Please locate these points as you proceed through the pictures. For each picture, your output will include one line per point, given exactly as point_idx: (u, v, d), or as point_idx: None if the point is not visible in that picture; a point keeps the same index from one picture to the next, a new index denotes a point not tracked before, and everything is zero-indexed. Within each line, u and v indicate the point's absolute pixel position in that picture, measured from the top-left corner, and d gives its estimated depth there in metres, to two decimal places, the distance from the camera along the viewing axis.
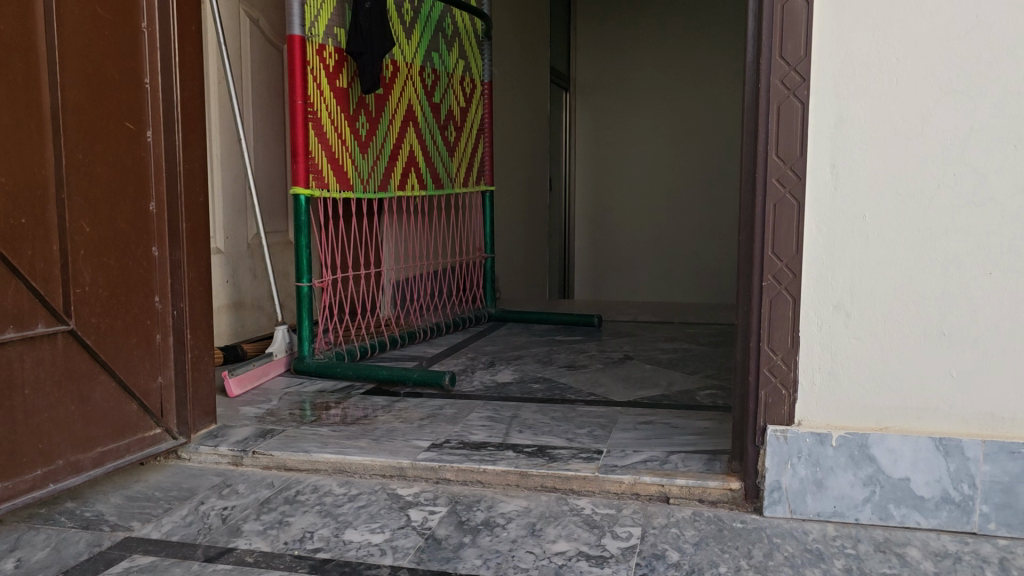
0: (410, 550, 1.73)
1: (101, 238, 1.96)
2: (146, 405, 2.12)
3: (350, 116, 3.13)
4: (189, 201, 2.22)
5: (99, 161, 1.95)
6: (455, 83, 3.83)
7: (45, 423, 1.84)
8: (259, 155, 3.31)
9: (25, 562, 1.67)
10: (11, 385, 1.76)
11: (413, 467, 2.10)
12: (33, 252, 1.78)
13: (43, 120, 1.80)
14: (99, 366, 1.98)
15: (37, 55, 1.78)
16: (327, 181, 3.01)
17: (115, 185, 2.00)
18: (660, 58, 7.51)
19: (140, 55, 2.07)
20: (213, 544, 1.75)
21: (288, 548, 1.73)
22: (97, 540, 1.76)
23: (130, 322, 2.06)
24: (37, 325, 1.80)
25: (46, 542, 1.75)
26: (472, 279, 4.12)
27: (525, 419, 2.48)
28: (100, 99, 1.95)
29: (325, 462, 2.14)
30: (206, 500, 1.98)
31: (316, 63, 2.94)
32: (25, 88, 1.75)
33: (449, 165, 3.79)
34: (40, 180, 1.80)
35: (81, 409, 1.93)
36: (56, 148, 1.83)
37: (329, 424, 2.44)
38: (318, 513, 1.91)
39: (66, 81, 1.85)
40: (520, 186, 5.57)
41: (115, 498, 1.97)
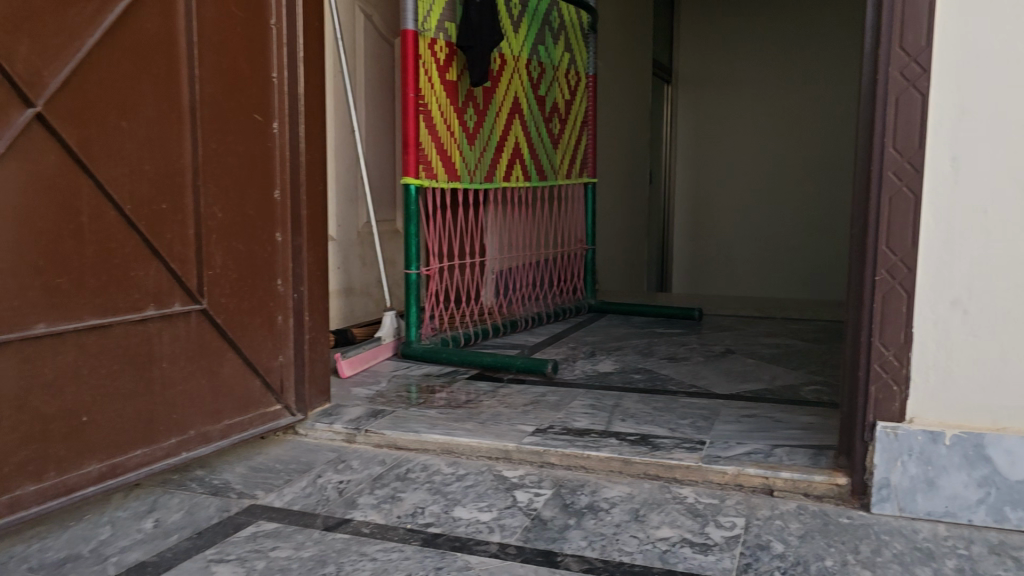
0: (517, 529, 1.79)
1: (231, 223, 2.08)
2: (268, 382, 2.24)
3: (458, 109, 3.21)
4: (309, 191, 2.33)
5: (230, 150, 2.07)
6: (560, 76, 3.88)
7: (180, 395, 1.97)
8: (370, 146, 3.43)
9: (163, 522, 1.78)
10: (152, 358, 1.89)
11: (518, 450, 2.16)
12: (172, 235, 1.91)
13: (182, 111, 1.93)
14: (227, 344, 2.10)
15: (178, 50, 1.91)
16: (435, 172, 3.10)
17: (245, 173, 2.12)
18: (766, 49, 7.34)
19: (269, 51, 2.18)
20: (331, 514, 1.85)
21: (401, 522, 1.81)
22: (226, 506, 1.87)
23: (255, 303, 2.18)
24: (174, 304, 1.94)
25: (180, 505, 1.87)
26: (573, 270, 4.16)
27: (626, 408, 2.51)
28: (232, 92, 2.07)
29: (434, 442, 2.22)
30: (323, 474, 2.08)
31: (428, 56, 3.03)
32: (167, 82, 1.88)
33: (552, 157, 3.84)
34: (179, 168, 1.92)
35: (210, 384, 2.06)
36: (194, 138, 1.95)
37: (436, 406, 2.53)
38: (428, 490, 1.99)
39: (203, 76, 1.97)
40: (620, 178, 5.57)
41: (240, 468, 2.10)
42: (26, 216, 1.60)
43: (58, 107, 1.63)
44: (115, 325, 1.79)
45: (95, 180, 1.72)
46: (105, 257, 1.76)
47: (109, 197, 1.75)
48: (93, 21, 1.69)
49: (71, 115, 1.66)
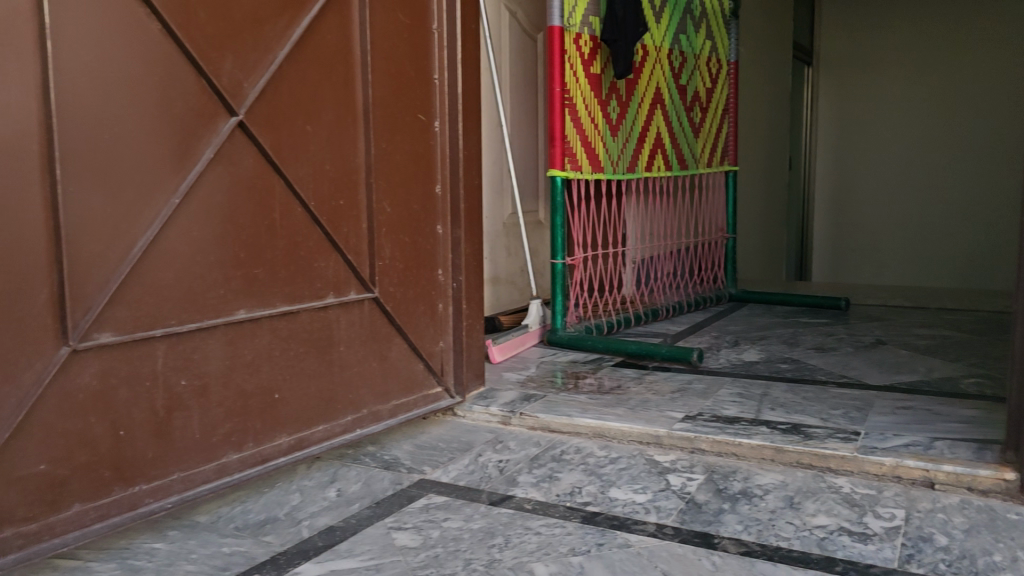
0: (673, 511, 1.85)
1: (399, 217, 2.23)
2: (430, 365, 2.39)
3: (603, 101, 3.27)
4: (467, 185, 2.46)
5: (398, 149, 2.22)
6: (702, 64, 3.88)
7: (355, 375, 2.14)
8: (516, 139, 3.54)
9: (344, 491, 1.95)
10: (332, 341, 2.06)
11: (669, 436, 2.21)
12: (348, 229, 2.07)
13: (357, 114, 2.08)
14: (395, 330, 2.26)
15: (353, 57, 2.06)
16: (580, 164, 3.17)
17: (410, 170, 2.26)
18: (916, 25, 7.00)
19: (431, 54, 2.32)
20: (495, 490, 1.97)
21: (561, 500, 1.91)
22: (398, 479, 2.02)
23: (419, 291, 2.33)
24: (350, 292, 2.10)
25: (358, 477, 2.03)
26: (713, 259, 4.16)
27: (775, 397, 2.52)
28: (400, 94, 2.21)
29: (586, 426, 2.30)
30: (483, 453, 2.21)
31: (574, 50, 3.10)
32: (345, 87, 2.03)
33: (693, 146, 3.85)
34: (354, 167, 2.08)
35: (380, 366, 2.22)
36: (367, 138, 2.10)
37: (585, 392, 2.61)
38: (583, 471, 2.08)
39: (376, 80, 2.12)
40: (760, 166, 5.48)
41: (407, 445, 2.25)
42: (230, 213, 1.78)
43: (255, 114, 1.80)
44: (301, 312, 1.96)
45: (286, 180, 1.89)
46: (293, 249, 1.93)
47: (296, 195, 1.92)
48: (283, 35, 1.85)
49: (266, 121, 1.83)
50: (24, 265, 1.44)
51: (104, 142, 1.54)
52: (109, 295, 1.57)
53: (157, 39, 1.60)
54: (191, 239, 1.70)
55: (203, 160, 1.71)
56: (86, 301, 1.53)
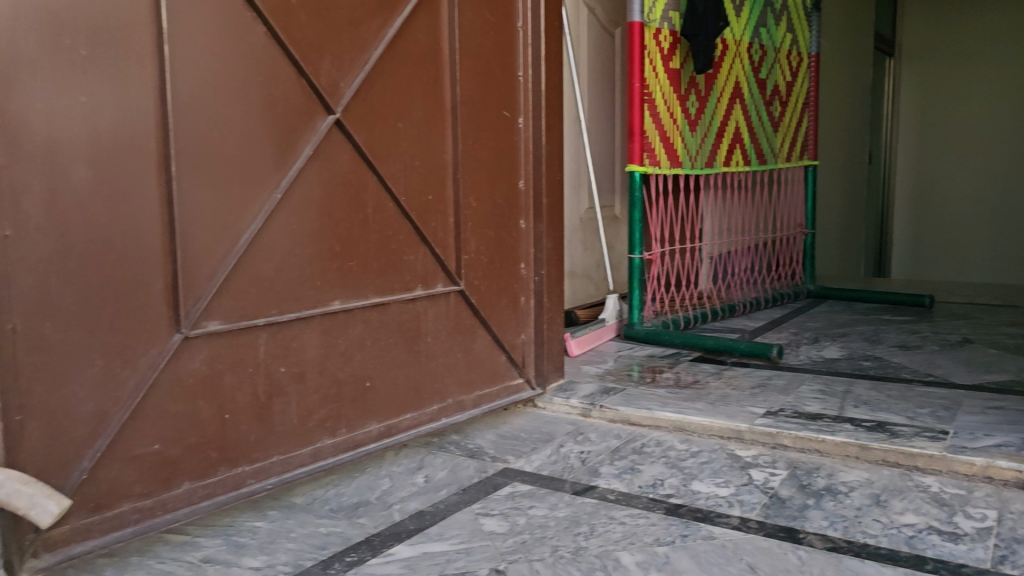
0: (756, 505, 1.85)
1: (484, 212, 2.28)
2: (512, 357, 2.44)
3: (682, 96, 3.27)
4: (549, 180, 2.50)
5: (484, 145, 2.26)
6: (782, 57, 3.83)
7: (441, 366, 2.20)
8: (594, 135, 3.56)
9: (432, 478, 2.01)
10: (420, 332, 2.13)
11: (750, 431, 2.22)
12: (436, 223, 2.13)
13: (445, 111, 2.13)
14: (479, 323, 2.31)
15: (442, 56, 2.11)
16: (659, 159, 3.18)
17: (495, 166, 2.31)
18: (1005, 13, 6.74)
19: (516, 52, 2.36)
20: (578, 480, 2.00)
21: (644, 491, 1.93)
22: (483, 467, 2.08)
23: (503, 284, 2.38)
24: (438, 285, 2.16)
25: (444, 464, 2.09)
26: (791, 255, 4.11)
27: (859, 395, 2.49)
28: (486, 91, 2.26)
29: (666, 420, 2.32)
30: (565, 444, 2.24)
31: (653, 46, 3.10)
32: (434, 85, 2.09)
33: (772, 140, 3.81)
34: (442, 162, 2.13)
35: (465, 357, 2.28)
36: (454, 135, 2.16)
37: (664, 386, 2.63)
38: (665, 464, 2.10)
39: (463, 78, 2.17)
40: (840, 160, 5.38)
41: (490, 435, 2.31)
42: (327, 207, 1.85)
43: (351, 113, 1.87)
44: (392, 304, 2.03)
45: (379, 177, 1.95)
46: (385, 243, 1.99)
47: (388, 191, 1.99)
48: (377, 36, 1.91)
49: (361, 120, 1.90)
50: (141, 256, 1.52)
51: (213, 140, 1.61)
52: (218, 285, 1.64)
53: (261, 42, 1.68)
54: (292, 233, 1.78)
55: (303, 157, 1.77)
56: (197, 290, 1.61)
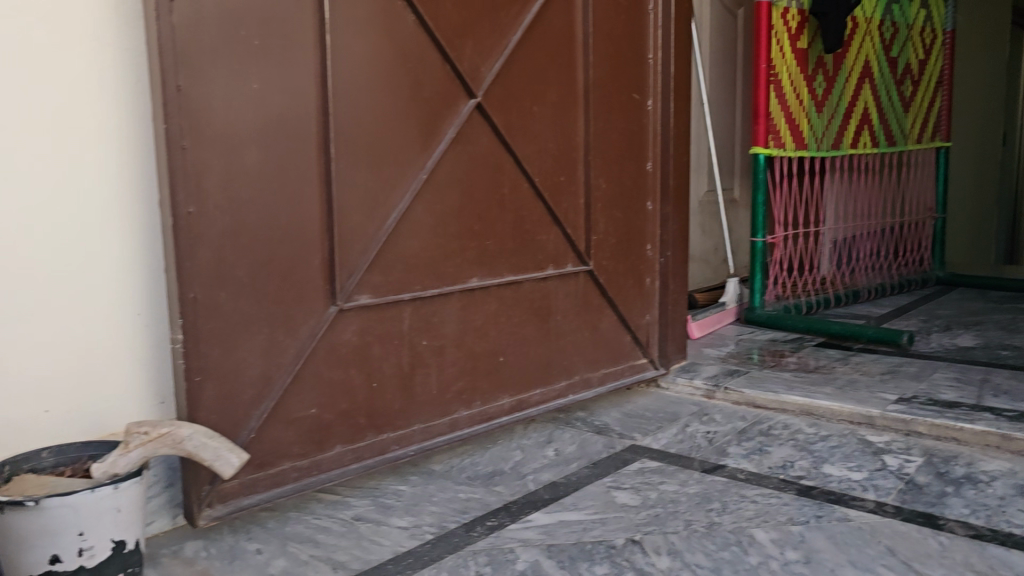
0: (892, 490, 1.83)
1: (613, 193, 2.31)
2: (637, 337, 2.48)
3: (809, 77, 3.21)
4: (677, 162, 2.51)
5: (614, 128, 2.29)
6: (915, 35, 3.70)
7: (569, 343, 2.26)
8: (715, 117, 3.53)
9: (562, 452, 2.07)
10: (551, 310, 2.19)
11: (882, 417, 2.18)
12: (567, 205, 2.18)
13: (578, 94, 2.17)
14: (605, 302, 2.36)
15: (575, 39, 2.15)
16: (784, 141, 3.13)
17: (624, 149, 2.34)
18: None
19: (646, 35, 2.37)
20: (706, 459, 2.02)
21: (773, 472, 1.94)
22: (611, 443, 2.13)
23: (629, 265, 2.41)
24: (568, 265, 2.21)
25: (572, 439, 2.15)
26: (920, 240, 3.97)
27: (998, 384, 2.41)
28: (617, 73, 2.28)
29: (793, 403, 2.31)
30: (690, 423, 2.27)
31: (780, 25, 3.05)
32: (568, 68, 2.13)
33: (902, 122, 3.69)
34: (574, 145, 2.18)
35: (592, 336, 2.33)
36: (586, 117, 2.20)
37: (790, 370, 2.61)
38: (794, 447, 2.10)
39: (596, 61, 2.20)
40: (972, 142, 5.14)
41: (615, 413, 2.35)
42: (468, 188, 1.91)
43: (492, 96, 1.93)
44: (525, 282, 2.10)
45: (516, 159, 2.01)
46: (519, 223, 2.05)
47: (525, 173, 2.05)
48: (516, 21, 1.97)
49: (501, 103, 1.96)
50: (302, 232, 1.61)
51: (367, 123, 1.69)
52: (369, 261, 1.72)
53: (410, 29, 1.74)
54: (436, 211, 1.84)
55: (445, 140, 1.83)
56: (350, 265, 1.69)
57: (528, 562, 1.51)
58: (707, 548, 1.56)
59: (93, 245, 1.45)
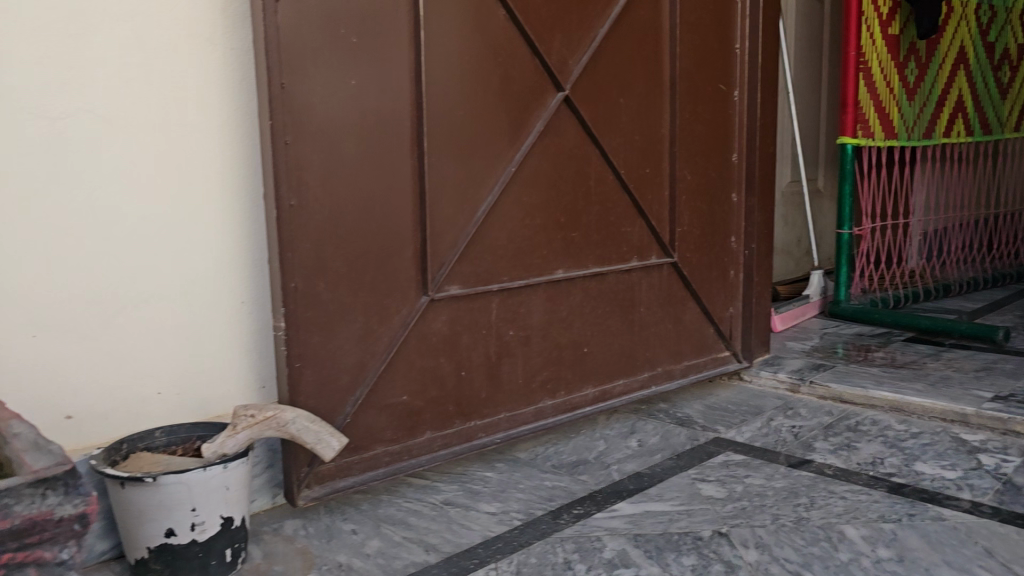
0: (989, 490, 1.79)
1: (698, 185, 2.30)
2: (721, 330, 2.46)
3: (900, 64, 3.12)
4: (763, 153, 2.47)
5: (700, 119, 2.28)
6: (1013, 19, 3.56)
7: (653, 335, 2.26)
8: (800, 106, 3.47)
9: (645, 443, 2.08)
10: (635, 301, 2.19)
11: (977, 415, 2.12)
12: (652, 197, 2.18)
13: (664, 85, 2.16)
14: (689, 295, 2.35)
15: (662, 31, 2.14)
16: (873, 131, 3.05)
17: (709, 140, 2.32)
18: None
19: (733, 24, 2.35)
20: (792, 454, 2.01)
21: (863, 468, 1.91)
22: (695, 436, 2.12)
23: (714, 257, 2.40)
24: (652, 257, 2.21)
25: (655, 430, 2.16)
26: (1016, 232, 3.83)
27: None
28: (704, 64, 2.26)
29: (882, 399, 2.27)
30: (775, 417, 2.25)
31: (871, 12, 2.97)
32: (654, 60, 2.13)
33: (998, 109, 3.56)
34: (659, 137, 2.17)
35: (675, 328, 2.32)
36: (672, 109, 2.19)
37: (878, 365, 2.56)
38: (884, 443, 2.06)
39: (682, 52, 2.19)
40: None
41: (698, 405, 2.35)
42: (555, 180, 1.93)
43: (579, 89, 1.94)
44: (610, 274, 2.11)
45: (602, 151, 2.02)
46: (604, 215, 2.06)
47: (610, 165, 2.05)
48: (604, 13, 1.97)
49: (588, 95, 1.97)
50: (396, 224, 1.64)
51: (459, 118, 1.71)
52: (459, 253, 1.74)
53: (502, 23, 1.75)
54: (524, 203, 1.87)
55: (534, 132, 1.85)
56: (441, 256, 1.72)
57: (615, 550, 1.53)
58: (796, 542, 1.55)
59: (199, 237, 1.52)
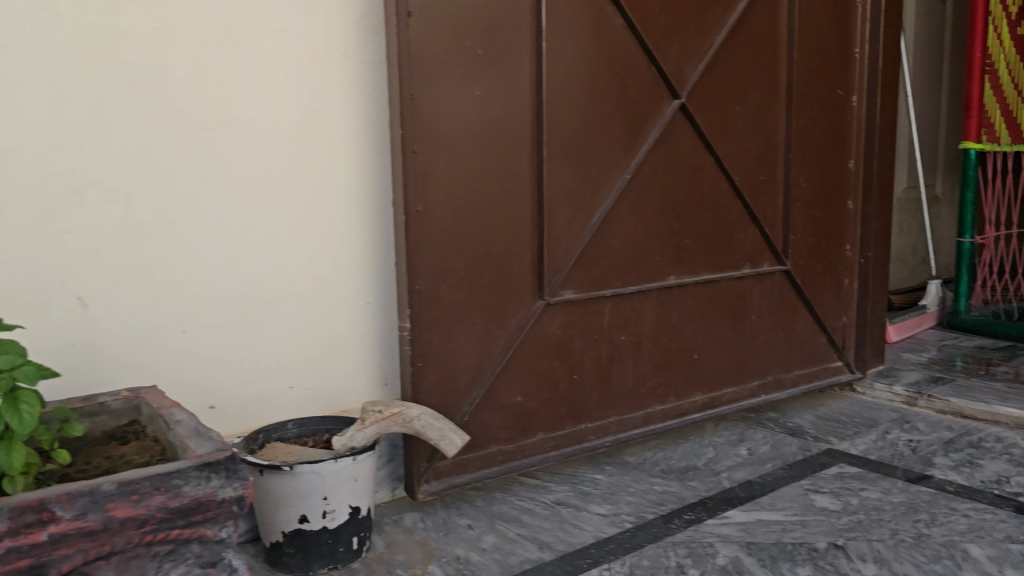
0: None
1: (814, 192, 2.27)
2: (833, 339, 2.42)
3: None
4: (882, 159, 2.42)
5: (816, 125, 2.25)
6: None
7: (763, 343, 2.24)
8: (919, 110, 3.36)
9: (755, 451, 2.07)
10: (746, 309, 2.18)
11: None
12: (766, 204, 2.16)
13: (780, 92, 2.14)
14: (801, 303, 2.32)
15: (779, 37, 2.12)
16: (999, 136, 2.93)
17: (825, 146, 2.28)
18: None
19: (853, 28, 2.30)
20: (910, 468, 1.96)
21: (987, 487, 1.85)
22: (806, 446, 2.10)
23: (828, 265, 2.36)
24: (764, 264, 2.19)
25: (765, 439, 2.14)
26: None
27: None
28: (822, 69, 2.23)
29: (1007, 415, 2.18)
30: (891, 431, 2.19)
31: (999, 12, 2.85)
32: (771, 66, 2.11)
33: None
34: (774, 143, 2.15)
35: (787, 337, 2.30)
36: (788, 115, 2.17)
37: (1002, 380, 2.46)
38: (1009, 461, 1.98)
39: (800, 57, 2.16)
40: None
41: (809, 416, 2.32)
42: (669, 188, 1.94)
43: (696, 96, 1.95)
44: (721, 281, 2.10)
45: (716, 158, 2.02)
46: (718, 222, 2.06)
47: (725, 172, 2.05)
48: (721, 20, 1.97)
49: (704, 103, 1.97)
50: (514, 230, 1.69)
51: (577, 126, 1.74)
52: (574, 258, 1.78)
53: (619, 33, 1.78)
54: (638, 210, 1.89)
55: (649, 140, 1.86)
56: (556, 262, 1.76)
57: (728, 557, 1.53)
58: (916, 559, 1.52)
59: (330, 242, 1.59)
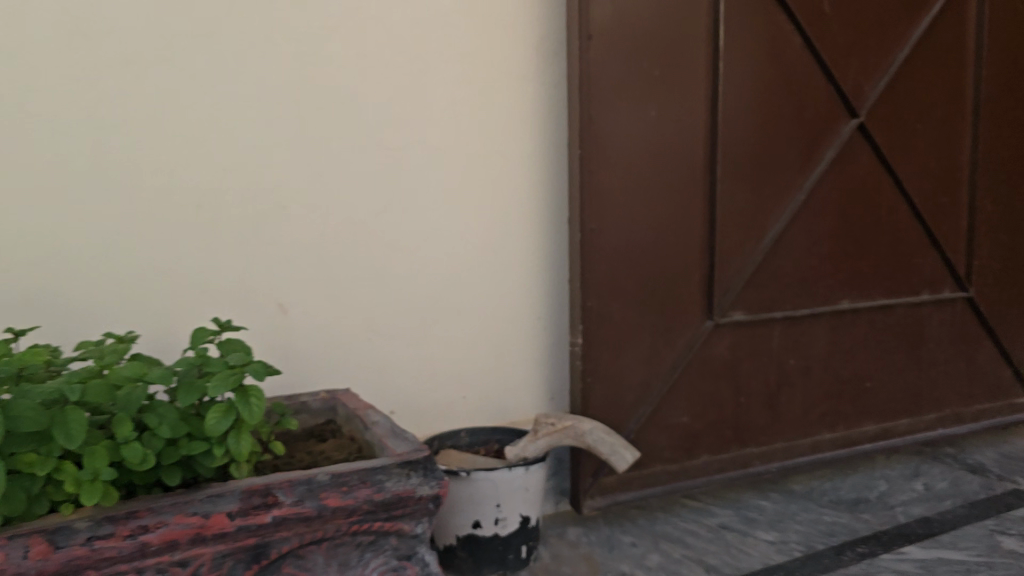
0: None
1: (1001, 215, 2.14)
2: (1020, 373, 2.26)
3: None
4: None
5: (1005, 144, 2.12)
6: None
7: (941, 374, 2.13)
8: None
9: (932, 487, 1.96)
10: (923, 337, 2.08)
11: None
12: (947, 227, 2.06)
13: (965, 110, 2.04)
14: (984, 333, 2.18)
15: (966, 52, 2.02)
16: None
17: (1015, 167, 2.15)
18: None
19: None
20: None
21: None
22: (990, 485, 1.97)
23: (1015, 293, 2.22)
24: (945, 290, 2.09)
25: (943, 475, 2.03)
26: None
27: None
28: (1013, 86, 2.11)
29: None
30: None
31: None
32: (956, 83, 2.02)
33: None
34: (958, 164, 2.05)
35: (968, 368, 2.17)
36: (973, 134, 2.06)
37: None
38: None
39: (989, 73, 2.06)
40: None
41: (992, 453, 2.17)
42: (844, 209, 1.89)
43: (874, 116, 1.89)
44: (897, 306, 2.02)
45: (895, 179, 1.95)
46: (895, 245, 1.98)
47: (904, 193, 1.97)
48: (903, 37, 1.90)
49: (883, 122, 1.91)
50: (685, 248, 1.69)
51: (751, 146, 1.73)
52: (745, 278, 1.76)
53: (797, 52, 1.76)
54: (811, 231, 1.84)
55: (825, 160, 1.82)
56: (726, 282, 1.74)
57: None
58: None
59: (503, 259, 1.62)
